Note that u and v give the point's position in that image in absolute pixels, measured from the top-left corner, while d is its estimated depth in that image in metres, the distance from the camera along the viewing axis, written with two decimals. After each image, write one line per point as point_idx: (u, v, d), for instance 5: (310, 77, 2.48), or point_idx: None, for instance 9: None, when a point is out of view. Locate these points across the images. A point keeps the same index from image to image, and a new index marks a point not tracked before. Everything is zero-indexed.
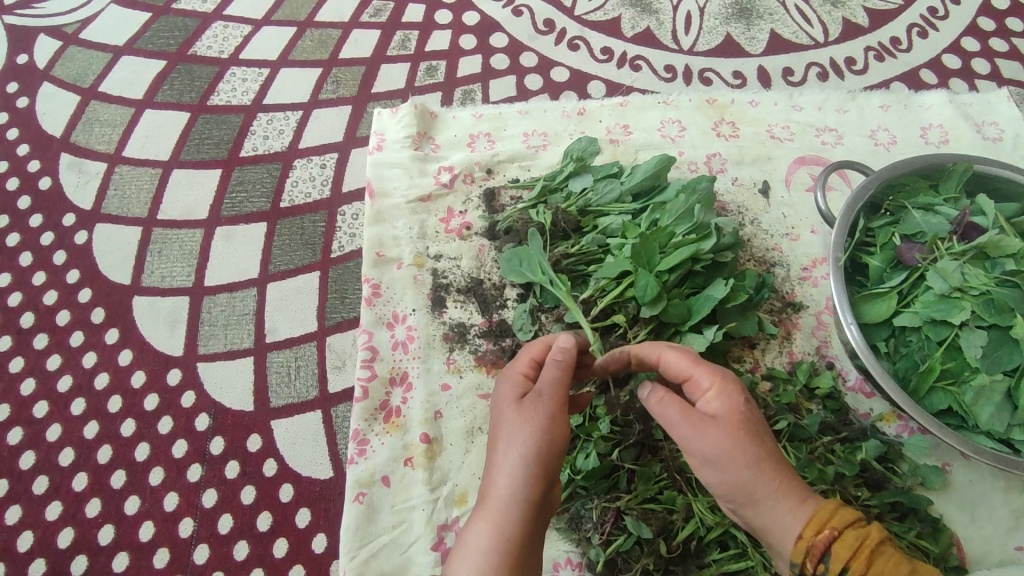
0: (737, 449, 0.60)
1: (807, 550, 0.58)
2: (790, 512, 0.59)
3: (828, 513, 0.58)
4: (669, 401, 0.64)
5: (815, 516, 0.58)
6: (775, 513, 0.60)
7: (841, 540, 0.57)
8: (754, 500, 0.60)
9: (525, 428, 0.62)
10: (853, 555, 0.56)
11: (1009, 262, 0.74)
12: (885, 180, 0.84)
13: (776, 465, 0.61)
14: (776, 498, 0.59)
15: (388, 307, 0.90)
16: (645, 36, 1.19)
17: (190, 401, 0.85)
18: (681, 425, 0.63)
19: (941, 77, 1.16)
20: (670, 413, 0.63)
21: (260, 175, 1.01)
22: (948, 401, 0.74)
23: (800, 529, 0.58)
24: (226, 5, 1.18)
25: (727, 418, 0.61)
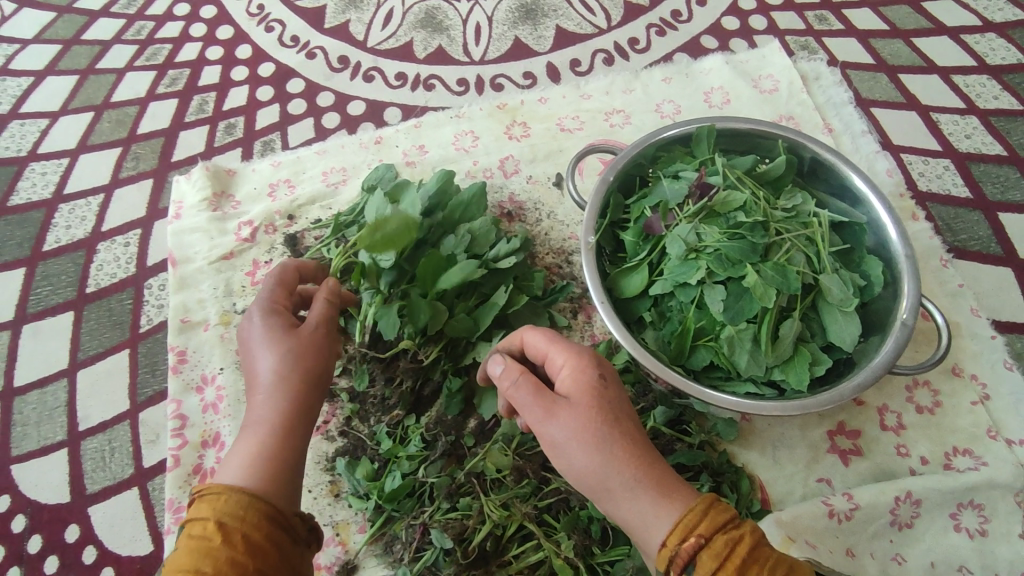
0: (581, 445, 0.59)
1: (670, 558, 0.55)
2: (652, 519, 0.57)
3: (696, 517, 0.55)
4: (523, 386, 0.62)
5: (682, 519, 0.56)
6: (639, 519, 0.57)
7: (709, 547, 0.54)
8: (609, 496, 0.58)
9: (302, 353, 0.69)
10: (720, 565, 0.53)
11: (738, 215, 0.79)
12: (637, 155, 0.86)
13: (635, 465, 0.58)
14: (636, 496, 0.57)
15: (195, 371, 0.91)
16: (437, 54, 1.22)
17: (5, 505, 0.85)
18: (535, 414, 0.61)
19: (721, 41, 1.21)
20: (526, 403, 0.62)
21: (65, 266, 1.02)
22: (710, 355, 0.77)
23: (664, 536, 0.55)
24: (21, 102, 1.18)
25: (575, 411, 0.60)
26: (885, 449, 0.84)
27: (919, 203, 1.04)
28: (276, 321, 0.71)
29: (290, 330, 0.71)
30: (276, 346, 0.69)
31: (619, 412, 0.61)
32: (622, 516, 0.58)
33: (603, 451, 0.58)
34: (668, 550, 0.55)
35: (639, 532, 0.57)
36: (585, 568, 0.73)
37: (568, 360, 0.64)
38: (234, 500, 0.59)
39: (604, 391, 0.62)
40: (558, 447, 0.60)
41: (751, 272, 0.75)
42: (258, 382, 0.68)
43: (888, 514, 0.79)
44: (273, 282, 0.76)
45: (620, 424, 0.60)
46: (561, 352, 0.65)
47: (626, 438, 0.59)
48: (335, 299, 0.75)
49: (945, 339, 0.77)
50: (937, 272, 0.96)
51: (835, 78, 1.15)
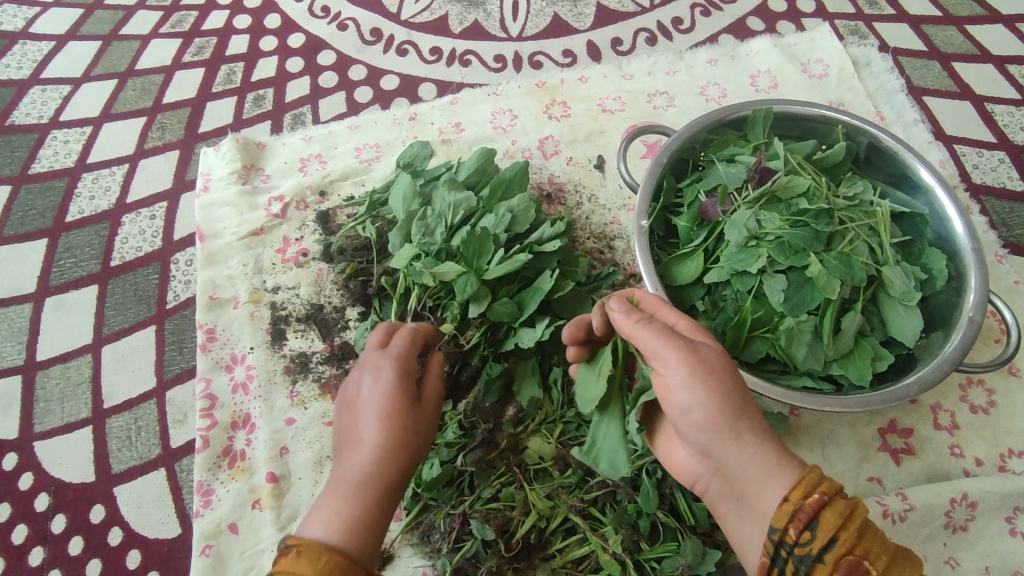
0: (707, 384, 0.56)
1: (792, 513, 0.51)
2: (776, 472, 0.54)
3: (819, 474, 0.52)
4: (651, 321, 0.60)
5: (804, 477, 0.52)
6: (759, 469, 0.54)
7: (832, 506, 0.51)
8: (731, 437, 0.55)
9: (395, 425, 0.60)
10: (844, 523, 0.50)
11: (800, 202, 0.76)
12: (691, 136, 0.82)
13: (749, 408, 0.56)
14: (762, 446, 0.55)
15: (225, 350, 0.88)
16: (473, 29, 1.17)
17: (29, 483, 0.83)
18: (660, 346, 0.58)
19: (768, 23, 1.16)
20: (645, 328, 0.60)
21: (88, 238, 0.98)
22: (767, 347, 0.74)
23: (785, 490, 0.52)
24: (42, 68, 1.14)
25: (708, 349, 0.58)
26: (938, 449, 0.81)
27: (974, 196, 1.00)
28: (390, 381, 0.62)
29: (395, 371, 0.63)
30: (369, 385, 0.62)
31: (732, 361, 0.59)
32: (748, 472, 0.54)
33: (722, 384, 0.56)
34: (790, 506, 0.51)
35: (757, 484, 0.54)
36: (633, 563, 0.71)
37: (680, 320, 0.64)
38: (319, 561, 0.54)
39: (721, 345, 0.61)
40: (682, 380, 0.56)
41: (815, 262, 0.72)
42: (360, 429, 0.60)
43: (943, 517, 0.76)
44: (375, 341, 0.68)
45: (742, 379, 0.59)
46: (672, 312, 0.65)
47: (745, 385, 0.58)
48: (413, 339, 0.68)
49: (1013, 337, 0.74)
50: (992, 268, 0.93)
51: (887, 64, 1.11)
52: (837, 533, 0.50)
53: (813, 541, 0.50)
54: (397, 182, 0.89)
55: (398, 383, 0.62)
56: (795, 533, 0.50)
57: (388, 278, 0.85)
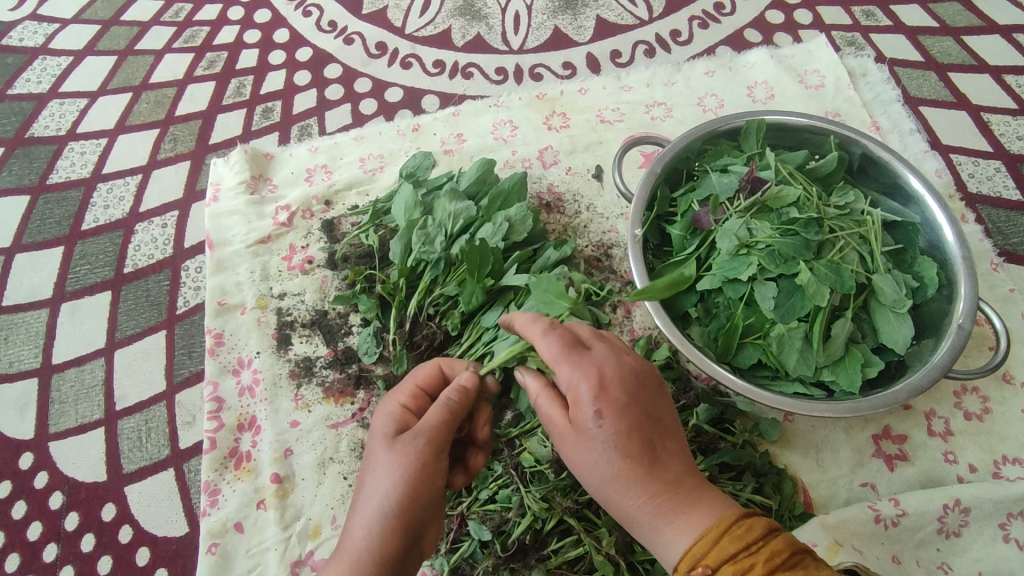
0: (584, 475, 0.62)
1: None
2: (667, 543, 0.59)
3: (702, 547, 0.57)
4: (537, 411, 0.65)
5: (690, 550, 0.57)
6: (655, 533, 0.60)
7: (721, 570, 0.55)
8: (624, 510, 0.61)
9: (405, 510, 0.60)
10: None
11: (791, 211, 0.78)
12: (686, 147, 0.84)
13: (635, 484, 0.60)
14: (644, 521, 0.60)
15: (232, 354, 0.91)
16: (475, 43, 1.20)
17: (44, 481, 0.86)
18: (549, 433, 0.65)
19: (766, 35, 1.18)
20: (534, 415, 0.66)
21: (103, 245, 1.02)
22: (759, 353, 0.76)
23: (675, 561, 0.58)
24: (61, 82, 1.18)
25: (577, 445, 0.61)
26: (932, 455, 0.82)
27: (969, 205, 1.01)
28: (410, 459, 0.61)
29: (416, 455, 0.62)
30: (389, 459, 0.62)
31: (623, 436, 0.60)
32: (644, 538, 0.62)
33: (592, 475, 0.61)
34: None
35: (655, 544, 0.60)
36: (626, 565, 0.72)
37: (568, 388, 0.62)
38: None
39: (618, 416, 0.60)
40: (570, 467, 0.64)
41: (805, 270, 0.74)
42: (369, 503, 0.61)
43: (935, 522, 0.77)
44: (416, 375, 0.70)
45: (621, 458, 0.60)
46: (564, 374, 0.62)
47: (635, 461, 0.60)
48: (454, 403, 0.64)
49: (1002, 344, 0.75)
50: (986, 277, 0.94)
51: (883, 75, 1.12)
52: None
53: None
54: (399, 192, 0.92)
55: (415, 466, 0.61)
56: None
57: (387, 286, 0.87)
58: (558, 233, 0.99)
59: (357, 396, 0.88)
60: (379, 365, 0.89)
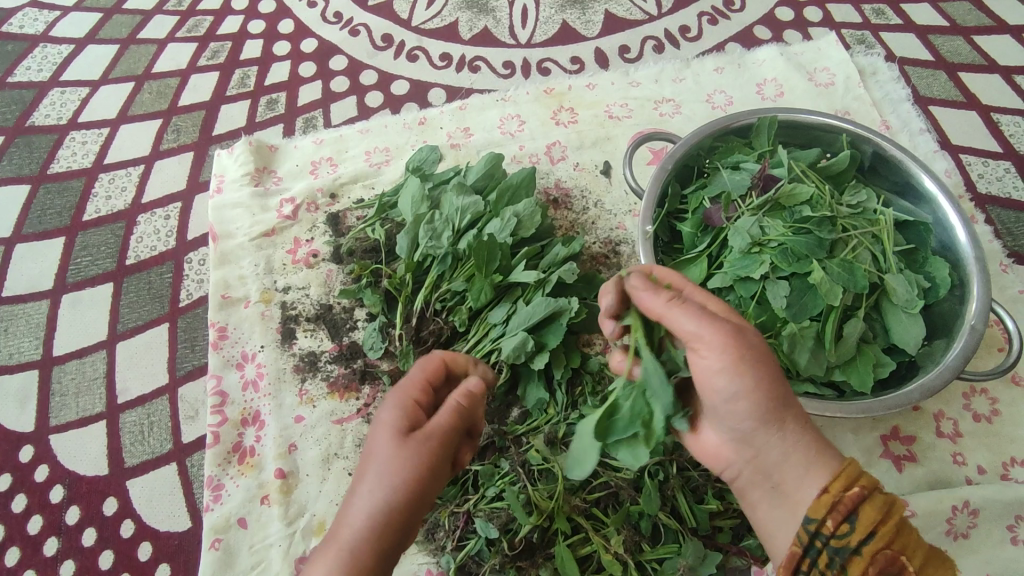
0: (749, 370, 0.55)
1: (831, 506, 0.54)
2: (813, 467, 0.56)
3: (859, 470, 0.55)
4: (688, 303, 0.58)
5: (845, 470, 0.56)
6: (804, 454, 0.57)
7: (872, 501, 0.54)
8: (774, 425, 0.57)
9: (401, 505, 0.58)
10: (882, 518, 0.53)
11: (804, 209, 0.77)
12: (697, 144, 0.83)
13: (787, 394, 0.58)
14: (798, 435, 0.57)
15: (236, 348, 0.90)
16: (482, 36, 1.19)
17: (45, 475, 0.85)
18: (695, 328, 0.57)
19: (775, 32, 1.18)
20: (679, 310, 0.58)
21: (105, 237, 1.01)
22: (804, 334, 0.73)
23: (826, 482, 0.55)
24: (62, 70, 1.17)
25: (748, 333, 0.57)
26: (941, 457, 0.82)
27: (979, 206, 1.00)
28: (405, 458, 0.58)
29: (416, 459, 0.58)
30: (389, 454, 0.59)
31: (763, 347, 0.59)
32: (784, 465, 0.57)
33: (761, 370, 0.56)
34: (830, 496, 0.54)
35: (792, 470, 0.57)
36: (634, 563, 0.72)
37: (709, 301, 0.62)
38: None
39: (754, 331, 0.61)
40: (720, 370, 0.56)
41: (818, 269, 0.73)
42: (369, 493, 0.58)
43: (944, 524, 0.76)
44: (426, 369, 0.66)
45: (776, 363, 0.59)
46: (698, 293, 0.64)
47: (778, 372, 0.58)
48: (464, 408, 0.62)
49: (1015, 346, 0.74)
50: (996, 277, 0.93)
51: (893, 74, 1.11)
52: (876, 528, 0.53)
53: (851, 533, 0.53)
54: (406, 185, 0.91)
55: (411, 469, 0.58)
56: (834, 524, 0.54)
57: (393, 280, 0.86)
58: (565, 229, 0.99)
59: (362, 392, 0.88)
60: (385, 360, 0.88)
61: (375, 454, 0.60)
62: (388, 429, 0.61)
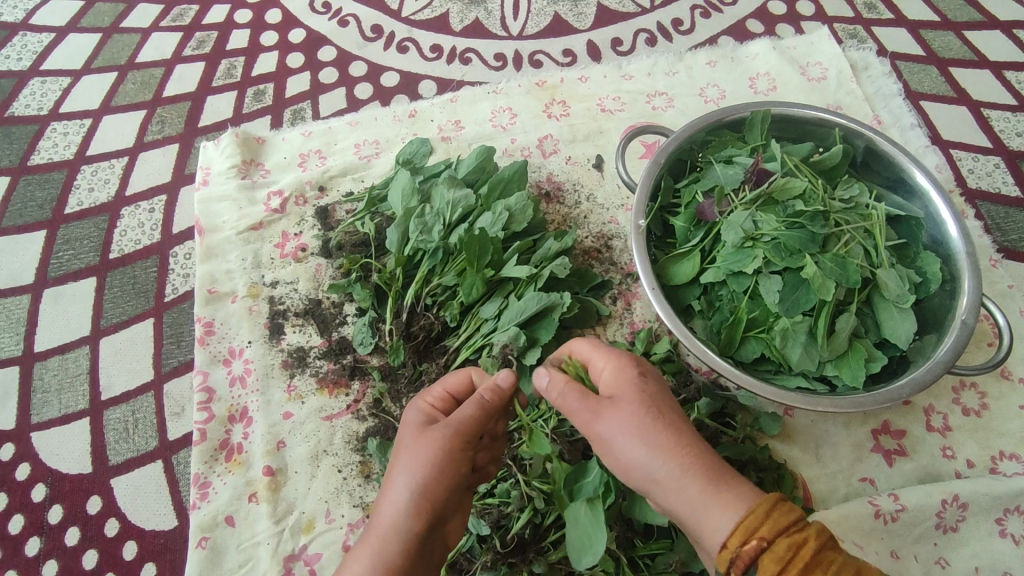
0: (632, 439, 0.57)
1: (730, 561, 0.52)
2: (715, 518, 0.54)
3: (759, 518, 0.52)
4: (568, 389, 0.61)
5: (744, 521, 0.52)
6: (701, 508, 0.54)
7: (771, 551, 0.51)
8: (662, 486, 0.56)
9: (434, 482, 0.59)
10: (781, 570, 0.50)
11: (797, 203, 0.77)
12: (690, 137, 0.83)
13: (680, 453, 0.56)
14: (693, 489, 0.55)
15: (223, 344, 0.88)
16: (474, 27, 1.18)
17: (26, 473, 0.83)
18: (579, 410, 0.60)
19: (768, 26, 1.17)
20: (564, 396, 0.61)
21: (87, 230, 0.98)
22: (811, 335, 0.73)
23: (724, 536, 0.53)
24: (43, 59, 1.14)
25: (621, 407, 0.58)
26: (930, 451, 0.82)
27: (969, 201, 1.01)
28: (433, 446, 0.60)
29: (447, 442, 0.60)
30: (413, 443, 0.62)
31: (661, 410, 0.59)
32: (687, 520, 0.56)
33: (640, 435, 0.57)
34: (728, 552, 0.52)
35: (697, 524, 0.55)
36: (627, 560, 0.71)
37: (606, 366, 0.63)
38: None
39: (651, 394, 0.60)
40: (610, 441, 0.58)
41: (811, 263, 0.73)
42: (394, 481, 0.61)
43: (934, 518, 0.77)
44: (448, 380, 0.69)
45: (667, 420, 0.58)
46: (600, 358, 0.64)
47: (671, 427, 0.57)
48: (490, 402, 0.62)
49: (1005, 341, 0.74)
50: (985, 273, 0.94)
51: (885, 68, 1.11)
52: None
53: None
54: (396, 178, 0.90)
55: (443, 452, 0.60)
56: None
57: (383, 275, 0.85)
58: (557, 223, 0.98)
59: (351, 388, 0.86)
60: (375, 355, 0.87)
61: (400, 444, 0.64)
62: (413, 427, 0.65)
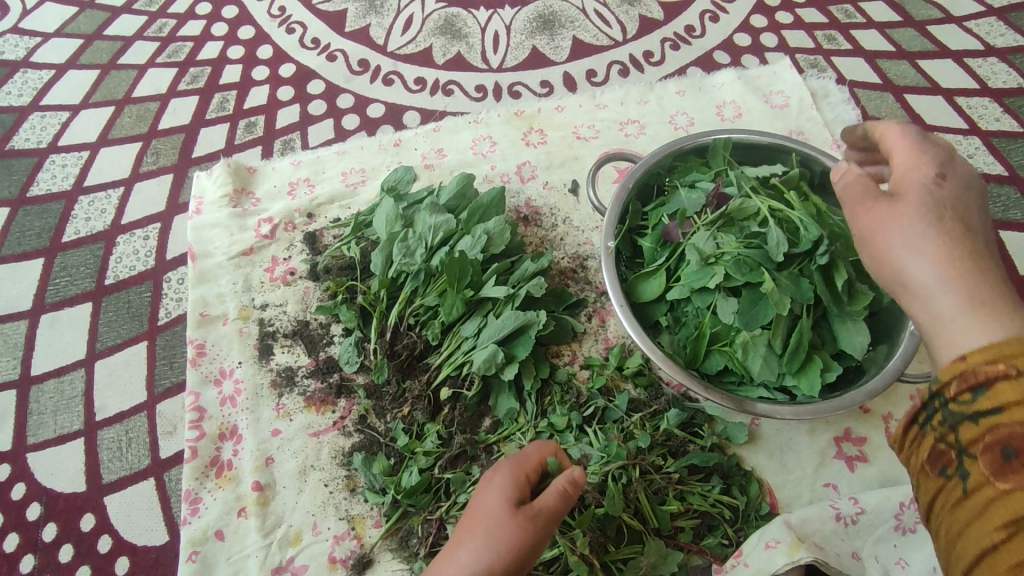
0: (917, 242, 0.53)
1: (961, 372, 0.46)
2: (965, 331, 0.48)
3: (1022, 349, 0.44)
4: (849, 193, 0.61)
5: (1003, 343, 0.45)
6: (950, 319, 0.50)
7: (1016, 381, 0.43)
8: (983, 295, 0.49)
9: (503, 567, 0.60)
10: (1023, 401, 0.42)
11: (753, 225, 0.83)
12: (656, 164, 0.88)
13: (968, 267, 0.51)
14: (949, 299, 0.50)
15: (214, 364, 0.92)
16: (456, 61, 1.24)
17: (21, 493, 0.85)
18: (901, 201, 0.56)
19: (733, 57, 1.24)
20: (919, 176, 0.57)
21: (84, 257, 1.02)
22: (784, 236, 0.78)
23: (969, 347, 0.47)
24: (43, 95, 1.19)
25: (959, 204, 0.55)
26: (889, 456, 0.86)
27: None
28: (511, 533, 0.61)
29: (524, 536, 0.61)
30: (497, 521, 0.62)
31: (959, 232, 0.53)
32: (934, 332, 0.51)
33: (943, 245, 0.52)
34: (961, 364, 0.46)
35: (937, 335, 0.50)
36: (600, 564, 0.75)
37: (920, 168, 0.58)
38: None
39: (958, 202, 0.55)
40: (890, 234, 0.55)
41: (769, 279, 0.77)
42: (465, 550, 0.61)
43: (893, 519, 0.80)
44: (527, 458, 0.69)
45: (966, 234, 0.53)
46: (911, 153, 0.59)
47: (962, 242, 0.52)
48: (570, 496, 0.63)
49: None
50: None
51: (843, 96, 1.18)
52: (1010, 408, 0.42)
53: (973, 404, 0.44)
54: (380, 205, 0.95)
55: (516, 541, 0.60)
56: (955, 389, 0.46)
57: (368, 296, 0.89)
58: (535, 245, 1.03)
59: (337, 405, 0.90)
60: (360, 374, 0.91)
61: (477, 511, 0.64)
62: (496, 498, 0.64)
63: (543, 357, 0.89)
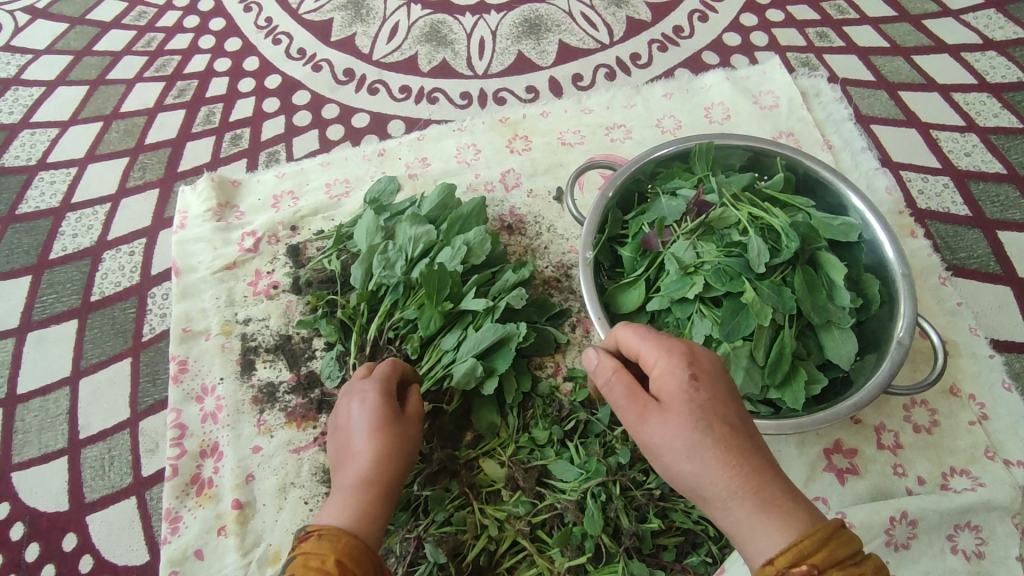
0: (683, 449, 0.56)
1: None
2: (762, 537, 0.53)
3: (813, 545, 0.51)
4: (619, 378, 0.62)
5: (796, 544, 0.52)
6: (740, 526, 0.54)
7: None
8: (754, 499, 0.54)
9: (384, 443, 0.67)
10: None
11: (733, 233, 0.81)
12: (636, 170, 0.86)
13: (750, 473, 0.55)
14: (735, 506, 0.54)
15: (196, 381, 0.92)
16: (441, 68, 1.23)
17: (6, 512, 0.86)
18: (663, 401, 0.59)
19: (723, 57, 1.22)
20: (675, 374, 0.59)
21: (70, 274, 1.03)
22: (764, 244, 0.77)
23: (771, 553, 0.52)
24: (32, 112, 1.20)
25: (702, 396, 0.58)
26: (882, 469, 0.84)
27: (919, 220, 1.03)
28: (376, 403, 0.69)
29: (382, 399, 0.70)
30: (371, 414, 0.69)
31: (712, 428, 0.56)
32: (735, 534, 0.55)
33: (705, 446, 0.56)
34: (773, 569, 0.51)
35: (740, 538, 0.55)
36: None
37: (659, 360, 0.61)
38: (341, 542, 0.59)
39: (713, 391, 0.59)
40: (658, 439, 0.58)
41: (750, 289, 0.75)
42: (353, 447, 0.67)
43: (883, 535, 0.78)
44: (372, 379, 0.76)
45: (721, 429, 0.57)
46: (654, 348, 0.62)
47: (729, 445, 0.56)
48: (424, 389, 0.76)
49: (940, 360, 0.76)
50: (935, 291, 0.96)
51: (835, 94, 1.15)
52: None
53: None
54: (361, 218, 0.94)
55: (383, 410, 0.69)
56: None
57: (347, 310, 0.88)
58: (518, 254, 1.02)
59: (318, 420, 0.89)
60: (341, 389, 0.90)
61: (351, 425, 0.70)
62: (368, 405, 0.71)
63: (525, 369, 0.87)
